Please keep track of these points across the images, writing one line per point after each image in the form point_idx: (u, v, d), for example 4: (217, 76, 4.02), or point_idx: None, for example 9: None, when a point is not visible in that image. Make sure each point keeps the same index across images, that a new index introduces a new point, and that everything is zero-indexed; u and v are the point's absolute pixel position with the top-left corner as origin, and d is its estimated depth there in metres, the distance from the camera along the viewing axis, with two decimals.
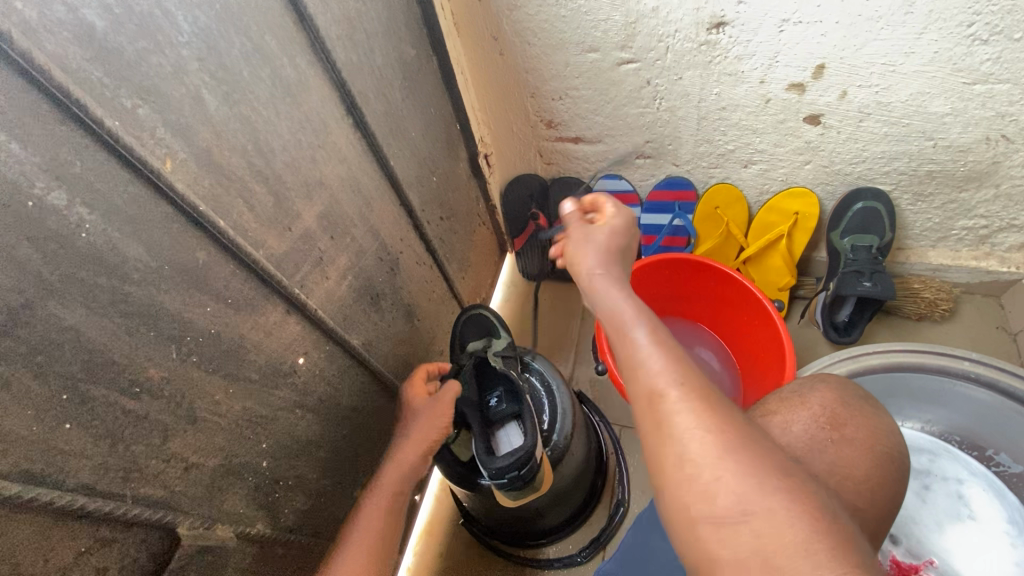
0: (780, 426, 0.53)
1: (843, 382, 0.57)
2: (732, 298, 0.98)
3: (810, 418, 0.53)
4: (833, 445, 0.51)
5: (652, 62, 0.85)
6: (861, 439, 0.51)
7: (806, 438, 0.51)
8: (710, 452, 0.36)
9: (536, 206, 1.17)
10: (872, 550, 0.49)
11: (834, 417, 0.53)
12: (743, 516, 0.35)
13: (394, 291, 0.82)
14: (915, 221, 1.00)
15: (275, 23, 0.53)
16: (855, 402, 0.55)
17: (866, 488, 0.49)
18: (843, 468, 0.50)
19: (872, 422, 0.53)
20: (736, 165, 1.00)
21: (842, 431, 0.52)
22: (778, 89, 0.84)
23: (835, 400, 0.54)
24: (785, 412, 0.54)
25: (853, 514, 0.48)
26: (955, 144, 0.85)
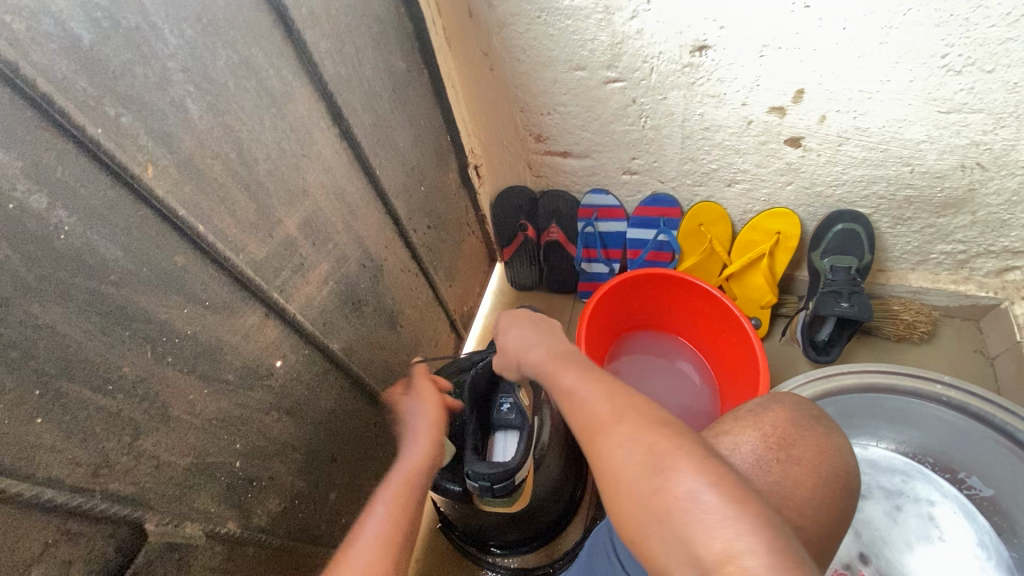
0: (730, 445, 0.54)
1: (799, 402, 0.58)
2: (711, 313, 1.00)
3: (759, 438, 0.54)
4: (779, 464, 0.52)
5: (637, 82, 0.88)
6: (808, 461, 0.53)
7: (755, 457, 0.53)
8: (669, 475, 0.40)
9: (525, 218, 1.19)
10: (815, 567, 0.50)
11: (783, 437, 0.54)
12: (661, 498, 0.39)
13: (377, 298, 0.84)
14: (895, 244, 1.02)
15: (262, 36, 0.55)
16: (806, 423, 0.56)
17: (811, 507, 0.50)
18: (786, 489, 0.51)
19: (822, 443, 0.54)
20: (720, 184, 1.02)
21: (790, 451, 0.53)
22: (760, 112, 0.86)
23: (785, 419, 0.56)
24: (736, 432, 0.55)
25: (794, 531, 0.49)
26: (932, 170, 0.86)
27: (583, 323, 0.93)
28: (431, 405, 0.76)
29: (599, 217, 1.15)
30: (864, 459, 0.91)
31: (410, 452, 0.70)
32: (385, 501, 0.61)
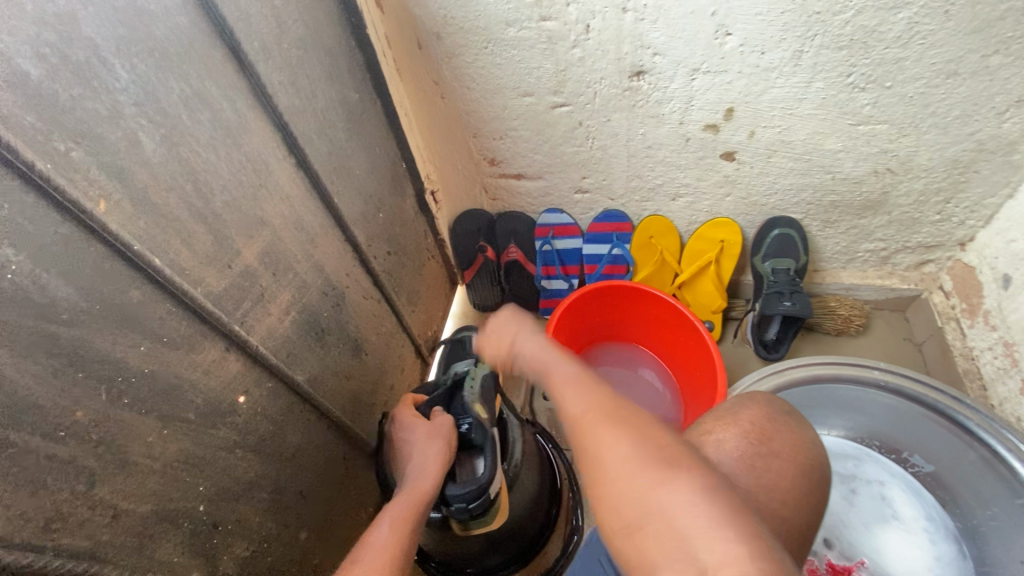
0: (712, 443, 0.54)
1: (771, 400, 0.59)
2: (667, 320, 1.04)
3: (740, 435, 0.54)
4: (761, 458, 0.52)
5: (582, 106, 0.93)
6: (787, 453, 0.53)
7: (736, 455, 0.53)
8: (687, 492, 0.40)
9: (484, 239, 1.22)
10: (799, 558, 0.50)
11: (762, 432, 0.54)
12: (654, 507, 0.40)
13: (340, 326, 0.83)
14: (826, 245, 1.11)
15: (215, 69, 0.56)
16: (781, 416, 0.57)
17: (792, 497, 0.50)
18: (770, 480, 0.51)
19: (797, 435, 0.55)
20: (666, 199, 1.09)
21: (770, 445, 0.53)
22: (695, 129, 0.93)
23: (762, 413, 0.57)
24: (718, 431, 0.55)
25: (781, 522, 0.49)
26: (850, 177, 0.95)
27: (548, 336, 0.95)
28: (433, 442, 0.73)
29: (555, 235, 1.20)
30: None
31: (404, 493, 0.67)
32: (388, 521, 0.62)
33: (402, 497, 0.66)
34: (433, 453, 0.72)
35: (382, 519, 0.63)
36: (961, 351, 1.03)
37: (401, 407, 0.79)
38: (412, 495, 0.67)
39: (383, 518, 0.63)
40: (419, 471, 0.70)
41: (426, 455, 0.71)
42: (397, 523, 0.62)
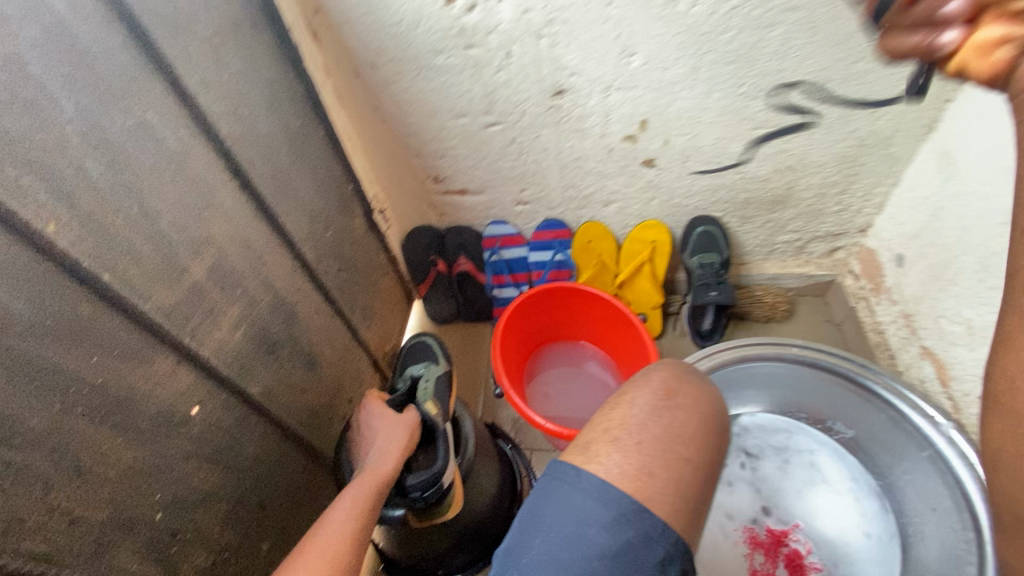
0: (628, 402, 0.61)
1: (676, 362, 0.67)
2: (606, 315, 1.11)
3: (650, 393, 0.62)
4: (667, 410, 0.60)
5: (512, 123, 1.01)
6: (689, 404, 0.61)
7: (646, 410, 0.60)
8: None
9: (434, 253, 1.29)
10: (700, 496, 0.57)
11: (667, 389, 0.62)
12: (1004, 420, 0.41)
13: (293, 340, 0.87)
14: (746, 240, 1.21)
15: (157, 102, 0.61)
16: (684, 374, 0.65)
17: (694, 440, 0.59)
18: (675, 428, 0.59)
19: (698, 389, 0.63)
20: (599, 205, 1.18)
21: (674, 398, 0.61)
22: (616, 140, 1.02)
23: (668, 375, 0.64)
24: (631, 391, 0.63)
25: (686, 463, 0.57)
26: (757, 175, 1.06)
27: (496, 339, 1.02)
28: (400, 427, 0.80)
29: (502, 245, 1.28)
30: (753, 425, 1.04)
31: (377, 462, 0.74)
32: (360, 484, 0.70)
33: (375, 466, 0.74)
34: (401, 434, 0.78)
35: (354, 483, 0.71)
36: (871, 326, 1.15)
37: (372, 396, 0.85)
38: (382, 465, 0.74)
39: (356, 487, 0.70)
40: (388, 448, 0.77)
41: (397, 434, 0.79)
42: (367, 488, 0.70)
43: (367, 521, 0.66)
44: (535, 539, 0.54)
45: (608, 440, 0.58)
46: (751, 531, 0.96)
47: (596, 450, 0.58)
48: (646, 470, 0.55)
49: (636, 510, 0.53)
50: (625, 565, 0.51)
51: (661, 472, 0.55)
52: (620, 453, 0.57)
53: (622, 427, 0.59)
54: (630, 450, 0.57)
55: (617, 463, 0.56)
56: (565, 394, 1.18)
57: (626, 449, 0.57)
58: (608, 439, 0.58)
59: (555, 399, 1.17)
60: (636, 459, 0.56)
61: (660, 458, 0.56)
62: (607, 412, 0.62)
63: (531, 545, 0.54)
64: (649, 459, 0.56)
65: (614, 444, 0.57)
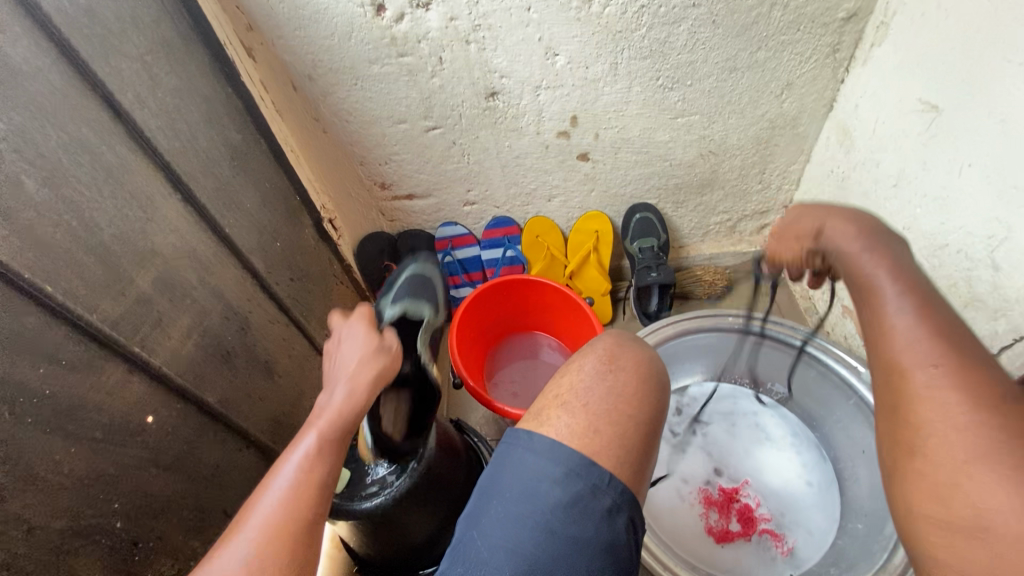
0: (575, 370, 0.67)
1: (619, 333, 0.73)
2: (558, 303, 1.16)
3: (594, 360, 0.67)
4: (611, 373, 0.65)
5: (451, 127, 1.06)
6: (630, 366, 0.66)
7: (592, 374, 0.65)
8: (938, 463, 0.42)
9: (388, 259, 1.30)
10: (645, 446, 0.62)
11: (611, 356, 0.68)
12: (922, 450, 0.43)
13: (248, 349, 0.89)
14: (682, 223, 1.29)
15: (91, 119, 0.63)
16: (626, 342, 0.71)
17: (636, 397, 0.64)
18: (618, 388, 0.64)
19: (638, 355, 0.69)
20: (543, 200, 1.24)
21: (616, 363, 0.67)
22: (551, 137, 1.08)
23: (611, 345, 0.69)
24: (578, 361, 0.68)
25: (628, 418, 0.62)
26: (683, 162, 1.14)
27: (453, 333, 1.06)
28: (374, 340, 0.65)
29: (454, 246, 1.31)
30: (703, 394, 1.11)
31: (334, 397, 0.58)
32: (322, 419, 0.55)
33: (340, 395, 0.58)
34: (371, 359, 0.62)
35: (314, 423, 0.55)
36: (800, 293, 1.24)
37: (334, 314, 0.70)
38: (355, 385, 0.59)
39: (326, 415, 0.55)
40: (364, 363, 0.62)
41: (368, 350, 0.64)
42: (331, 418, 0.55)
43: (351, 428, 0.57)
44: (491, 502, 0.58)
45: (558, 405, 0.63)
46: (704, 491, 1.01)
47: (547, 416, 0.62)
48: (592, 426, 0.60)
49: (586, 463, 0.57)
50: (576, 514, 0.55)
51: (607, 428, 0.60)
52: (569, 414, 0.61)
53: (570, 392, 0.64)
54: (578, 411, 0.61)
55: (566, 424, 0.61)
56: (527, 385, 1.21)
57: (574, 411, 0.62)
58: (558, 404, 0.63)
59: (520, 392, 1.19)
60: (583, 418, 0.61)
61: (605, 416, 0.61)
62: (556, 381, 0.67)
63: (488, 508, 0.57)
64: (595, 418, 0.61)
65: (563, 407, 0.62)
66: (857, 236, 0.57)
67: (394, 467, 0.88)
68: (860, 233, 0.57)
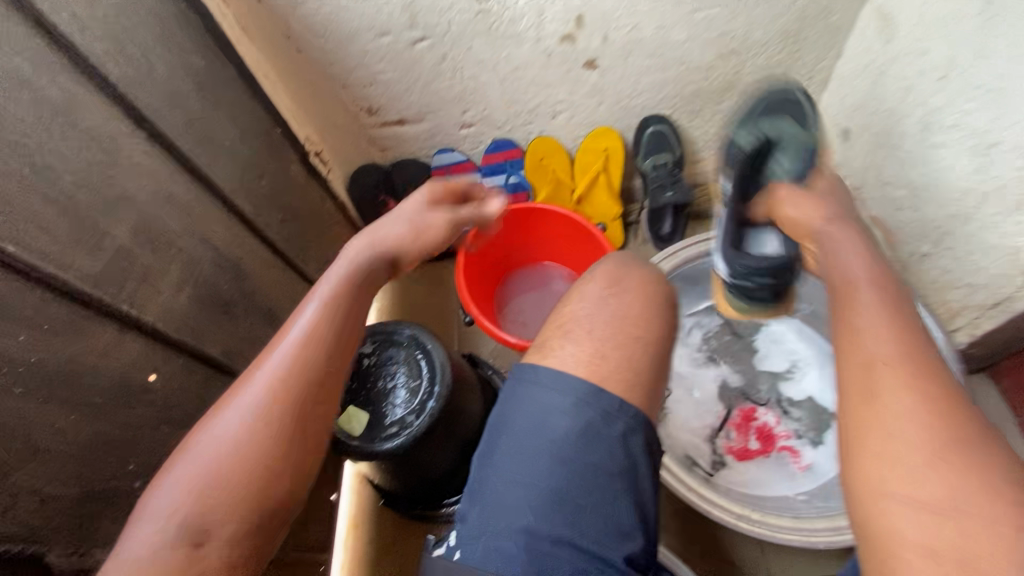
0: (577, 295, 0.61)
1: (619, 253, 0.66)
2: (563, 229, 1.09)
3: (594, 283, 0.61)
4: (612, 296, 0.60)
5: (441, 37, 0.94)
6: (633, 286, 0.61)
7: (592, 299, 0.60)
8: (907, 473, 0.43)
9: (384, 192, 1.22)
10: (658, 369, 0.57)
11: (612, 277, 0.62)
12: (884, 468, 0.45)
13: (245, 297, 0.84)
14: (697, 135, 1.20)
15: (24, 46, 0.53)
16: (628, 261, 0.65)
17: (643, 319, 0.58)
18: (622, 311, 0.58)
19: (643, 274, 0.63)
20: (546, 117, 1.14)
21: (619, 284, 0.61)
22: (554, 43, 0.97)
23: (614, 266, 0.63)
24: (578, 285, 0.62)
25: (636, 342, 0.57)
26: (701, 64, 1.03)
27: (461, 271, 1.00)
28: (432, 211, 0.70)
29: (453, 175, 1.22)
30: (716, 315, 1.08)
31: (353, 253, 0.62)
32: (322, 296, 0.58)
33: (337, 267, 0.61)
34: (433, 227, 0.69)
35: (323, 294, 0.58)
36: None
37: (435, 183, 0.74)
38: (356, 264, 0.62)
39: (326, 283, 0.60)
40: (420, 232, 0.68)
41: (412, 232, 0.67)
42: (329, 296, 0.58)
43: (355, 320, 0.58)
44: (501, 438, 0.55)
45: (561, 333, 0.58)
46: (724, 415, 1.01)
47: (550, 345, 0.58)
48: (599, 353, 0.55)
49: (593, 392, 0.53)
50: (589, 443, 0.52)
51: (614, 353, 0.56)
52: (573, 343, 0.56)
53: (572, 319, 0.58)
54: (582, 338, 0.57)
55: (572, 353, 0.56)
56: (537, 314, 1.18)
57: (578, 338, 0.57)
58: (562, 331, 0.58)
59: (527, 321, 1.17)
60: (589, 346, 0.56)
61: (612, 341, 0.56)
62: (558, 308, 0.61)
63: (497, 444, 0.55)
64: (600, 344, 0.56)
65: (567, 335, 0.57)
66: (878, 306, 0.53)
67: (413, 407, 0.87)
68: (876, 285, 0.56)
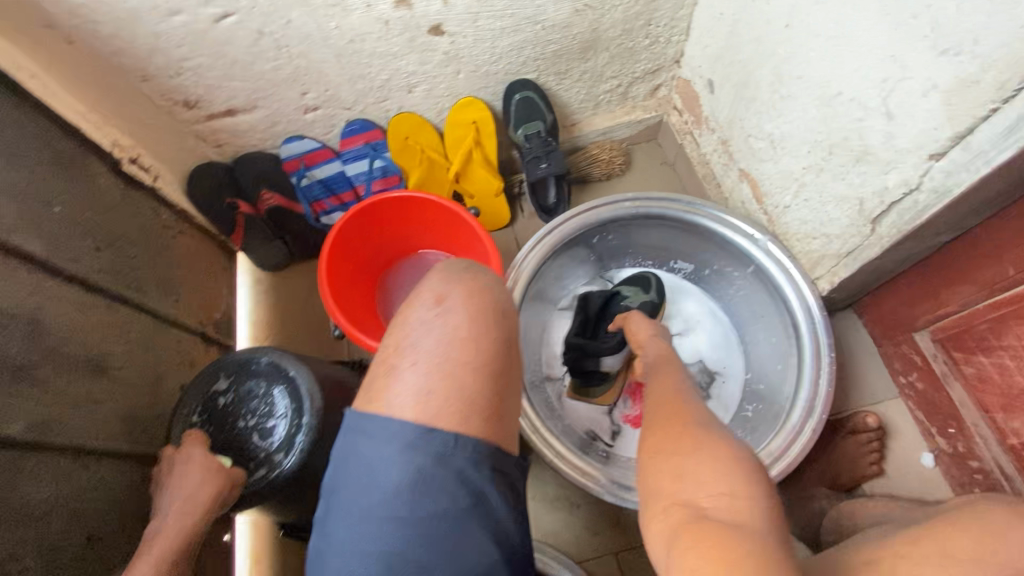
0: (402, 322, 0.53)
1: (448, 263, 0.58)
2: (426, 216, 0.99)
3: (420, 304, 0.53)
4: (439, 317, 0.52)
5: (248, 11, 0.80)
6: (461, 300, 0.53)
7: (419, 325, 0.52)
8: (693, 476, 0.49)
9: (230, 195, 1.08)
10: (501, 388, 0.52)
11: (439, 293, 0.54)
12: (677, 476, 0.50)
13: (48, 352, 0.71)
14: (569, 97, 1.14)
15: None
16: (456, 271, 0.57)
17: (476, 337, 0.52)
18: (451, 333, 0.51)
19: (475, 282, 0.56)
20: (402, 92, 1.02)
21: (447, 301, 0.53)
22: (388, 9, 0.85)
23: (440, 279, 0.55)
24: (403, 309, 0.54)
25: (467, 367, 0.50)
26: (557, 22, 0.95)
27: (324, 281, 0.89)
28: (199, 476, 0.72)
29: (308, 165, 1.09)
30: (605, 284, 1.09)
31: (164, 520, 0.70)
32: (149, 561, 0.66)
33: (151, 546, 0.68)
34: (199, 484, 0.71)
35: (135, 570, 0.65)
36: (697, 159, 1.15)
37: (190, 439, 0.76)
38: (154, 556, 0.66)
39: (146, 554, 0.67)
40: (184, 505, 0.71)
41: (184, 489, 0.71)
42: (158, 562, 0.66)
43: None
44: (336, 506, 0.50)
45: (386, 372, 0.51)
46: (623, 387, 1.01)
47: (382, 387, 0.51)
48: (427, 390, 0.49)
49: (423, 433, 0.48)
50: (422, 492, 0.48)
51: (445, 386, 0.49)
52: (406, 379, 0.50)
53: (397, 353, 0.51)
54: (408, 375, 0.50)
55: (397, 394, 0.49)
56: None
57: (404, 377, 0.50)
58: (389, 371, 0.51)
59: None
60: (414, 381, 0.50)
61: (439, 372, 0.50)
62: (386, 338, 0.53)
63: (336, 515, 0.50)
64: (427, 377, 0.50)
65: (395, 374, 0.50)
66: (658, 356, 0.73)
67: (281, 444, 0.77)
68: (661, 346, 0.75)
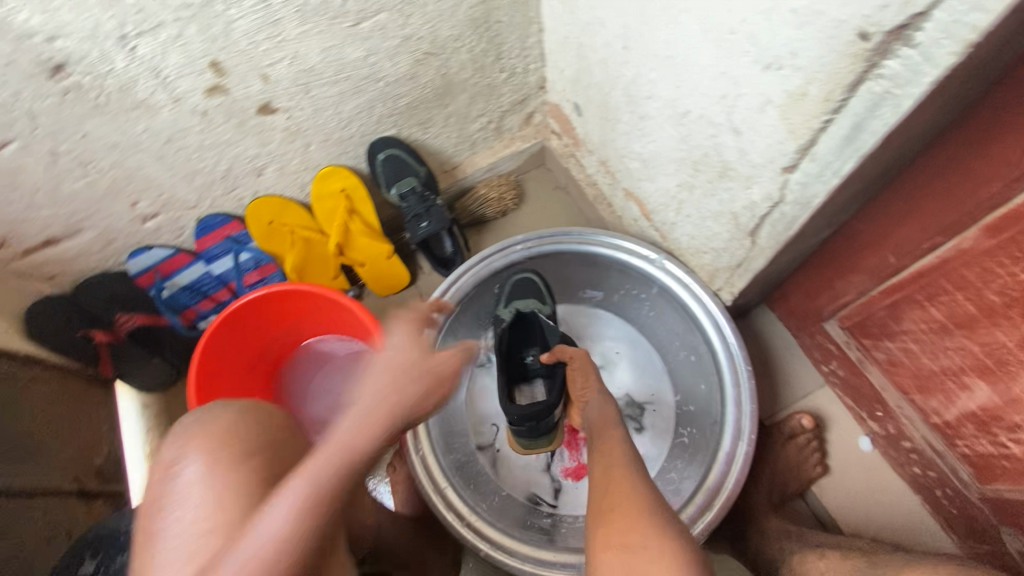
0: (163, 499, 0.47)
1: (194, 412, 0.53)
2: (293, 303, 0.88)
3: (172, 471, 0.47)
4: (193, 482, 0.46)
5: (31, 134, 0.70)
6: (211, 453, 0.48)
7: (179, 495, 0.46)
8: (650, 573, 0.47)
9: (82, 326, 0.94)
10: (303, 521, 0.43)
11: (179, 452, 0.48)
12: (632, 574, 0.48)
13: None
14: (440, 143, 1.07)
15: None
16: (196, 420, 0.51)
17: (240, 482, 0.46)
18: (212, 490, 0.46)
19: (221, 427, 0.51)
20: (251, 177, 0.93)
21: (201, 456, 0.48)
22: (201, 98, 0.76)
23: (174, 441, 0.50)
24: (161, 482, 0.48)
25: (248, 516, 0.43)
26: (400, 75, 0.88)
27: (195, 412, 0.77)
28: None
29: (165, 274, 0.99)
30: None
31: None
32: None
33: None
34: None
35: None
36: (586, 181, 1.11)
37: None
38: None
39: None
40: None
41: None
42: None
43: None
44: None
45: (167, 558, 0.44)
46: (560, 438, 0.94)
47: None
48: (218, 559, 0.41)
49: None
50: None
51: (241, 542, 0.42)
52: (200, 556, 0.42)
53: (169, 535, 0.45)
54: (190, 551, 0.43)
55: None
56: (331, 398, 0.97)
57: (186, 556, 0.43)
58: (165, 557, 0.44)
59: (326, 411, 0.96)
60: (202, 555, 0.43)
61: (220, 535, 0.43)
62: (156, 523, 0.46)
63: None
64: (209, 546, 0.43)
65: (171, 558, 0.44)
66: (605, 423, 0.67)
67: None
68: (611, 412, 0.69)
